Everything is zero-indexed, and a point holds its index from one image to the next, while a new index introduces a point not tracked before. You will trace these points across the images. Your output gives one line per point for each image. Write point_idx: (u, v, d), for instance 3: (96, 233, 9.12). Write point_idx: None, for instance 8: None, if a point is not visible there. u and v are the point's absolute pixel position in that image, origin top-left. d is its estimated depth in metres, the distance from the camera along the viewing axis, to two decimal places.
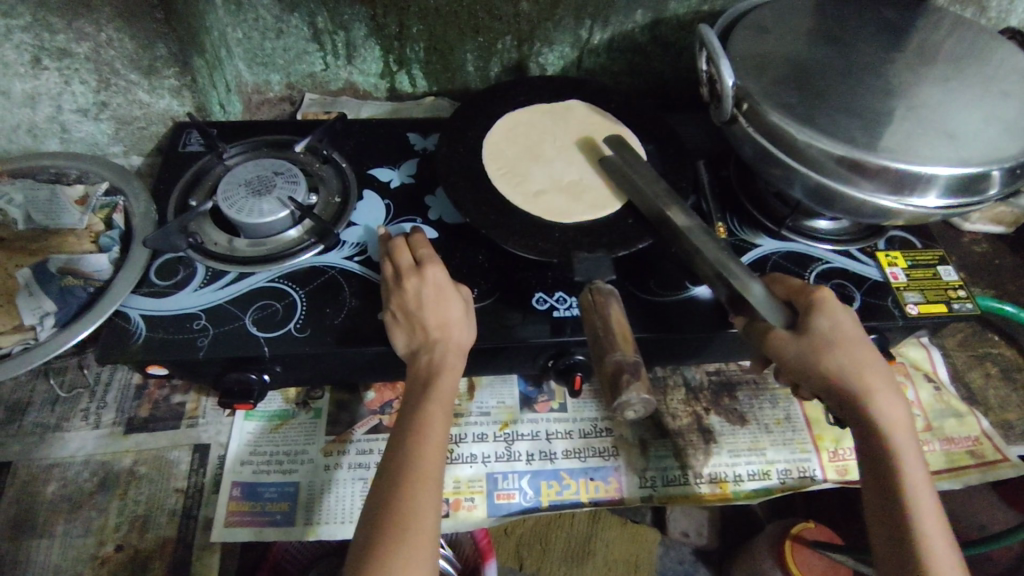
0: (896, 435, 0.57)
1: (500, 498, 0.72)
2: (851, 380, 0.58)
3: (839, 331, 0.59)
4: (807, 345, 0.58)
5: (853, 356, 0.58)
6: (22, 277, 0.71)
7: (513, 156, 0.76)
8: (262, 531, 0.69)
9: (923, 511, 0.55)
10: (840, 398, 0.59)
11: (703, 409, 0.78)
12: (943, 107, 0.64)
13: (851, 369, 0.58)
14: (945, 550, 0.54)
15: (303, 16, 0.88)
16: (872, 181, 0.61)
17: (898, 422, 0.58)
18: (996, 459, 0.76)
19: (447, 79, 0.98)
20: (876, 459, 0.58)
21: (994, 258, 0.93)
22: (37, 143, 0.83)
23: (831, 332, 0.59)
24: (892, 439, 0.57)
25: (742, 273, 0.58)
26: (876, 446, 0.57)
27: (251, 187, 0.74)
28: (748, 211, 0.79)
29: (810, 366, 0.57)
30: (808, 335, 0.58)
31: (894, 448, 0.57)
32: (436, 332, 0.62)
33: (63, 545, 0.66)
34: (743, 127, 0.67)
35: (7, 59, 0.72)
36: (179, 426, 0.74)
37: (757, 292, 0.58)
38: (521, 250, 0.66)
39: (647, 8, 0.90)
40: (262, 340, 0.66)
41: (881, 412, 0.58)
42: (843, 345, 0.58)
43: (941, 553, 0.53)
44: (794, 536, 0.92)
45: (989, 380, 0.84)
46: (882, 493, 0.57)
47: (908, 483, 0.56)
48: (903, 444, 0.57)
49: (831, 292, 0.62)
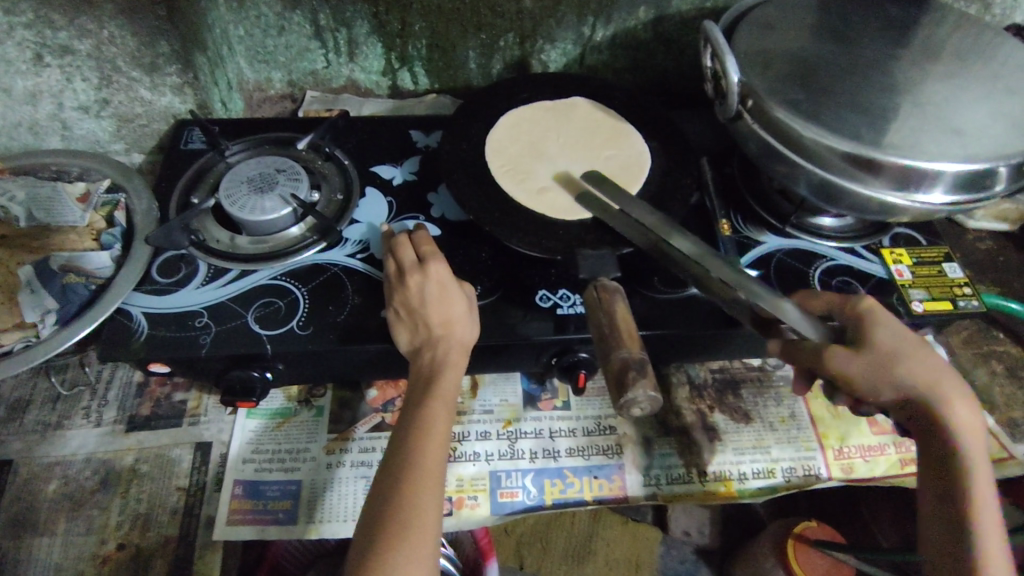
0: (970, 447, 0.56)
1: (504, 497, 0.72)
2: (923, 392, 0.56)
3: (903, 342, 0.57)
4: (873, 360, 0.56)
5: (924, 367, 0.56)
6: (22, 274, 0.70)
7: (516, 153, 0.76)
8: (265, 530, 0.68)
9: (990, 523, 0.55)
10: (911, 410, 0.57)
11: (707, 407, 0.78)
12: (949, 103, 0.64)
13: (923, 381, 0.56)
14: (998, 548, 0.55)
15: (305, 13, 0.88)
16: (878, 178, 0.60)
17: (973, 434, 0.56)
18: (1003, 457, 0.76)
19: (449, 76, 0.98)
20: (945, 471, 0.57)
21: (998, 255, 0.92)
22: (38, 140, 0.83)
23: (899, 342, 0.57)
24: (965, 450, 0.56)
25: (770, 294, 0.54)
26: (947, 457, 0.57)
27: (253, 184, 0.73)
28: (752, 208, 0.79)
29: (880, 381, 0.56)
30: (874, 349, 0.57)
31: (966, 460, 0.56)
32: (439, 330, 0.62)
33: (65, 544, 0.66)
34: (748, 124, 0.66)
35: (9, 57, 0.72)
36: (181, 424, 0.74)
37: (790, 310, 0.55)
38: (525, 248, 0.66)
39: (650, 4, 0.90)
40: (264, 338, 0.66)
41: (955, 424, 0.56)
42: (913, 356, 0.56)
43: (994, 551, 0.54)
44: (797, 536, 0.91)
45: (994, 377, 0.84)
46: (947, 504, 0.57)
47: (976, 495, 0.56)
48: (977, 455, 0.56)
49: (880, 302, 0.61)
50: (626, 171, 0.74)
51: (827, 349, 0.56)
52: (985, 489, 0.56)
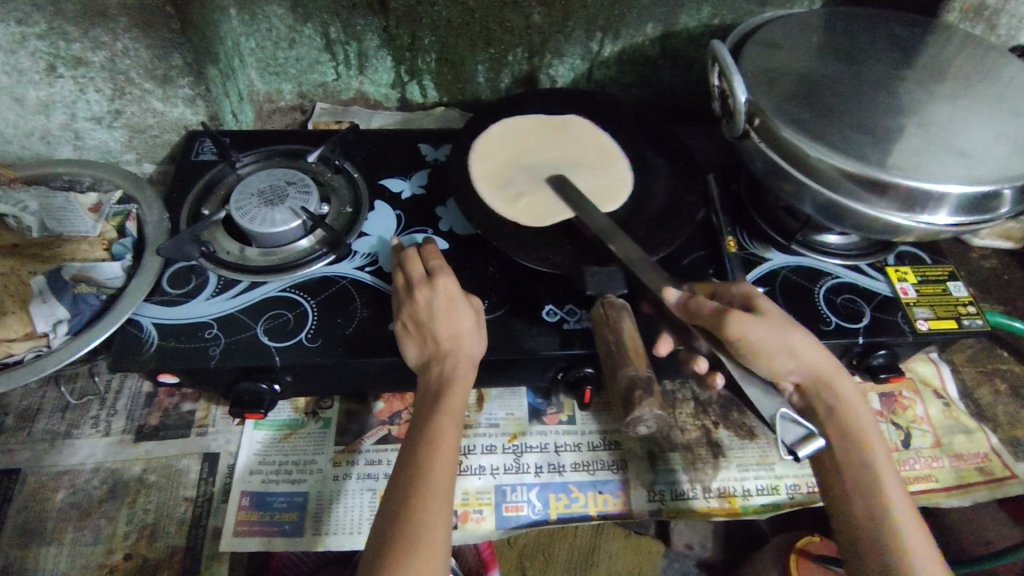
0: (856, 414, 0.60)
1: (508, 511, 0.72)
2: (813, 362, 0.61)
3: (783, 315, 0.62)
4: (767, 319, 0.60)
5: (811, 342, 0.61)
6: (35, 284, 0.70)
7: (504, 158, 0.77)
8: (271, 541, 0.69)
9: (888, 476, 0.58)
10: (812, 382, 0.61)
11: (711, 423, 0.78)
12: (955, 125, 0.64)
13: (816, 355, 0.61)
14: (902, 497, 0.57)
15: (316, 27, 0.89)
16: (883, 199, 0.61)
17: (859, 405, 0.61)
18: (1005, 476, 0.77)
19: (458, 89, 0.99)
20: (847, 454, 0.60)
21: (1002, 274, 0.93)
22: (50, 150, 0.84)
23: (779, 315, 0.62)
24: (855, 422, 0.60)
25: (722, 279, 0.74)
26: (843, 428, 0.60)
27: (264, 197, 0.74)
28: (758, 224, 0.79)
29: (776, 340, 0.59)
30: (766, 314, 0.61)
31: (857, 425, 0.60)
32: (447, 344, 0.63)
33: (72, 553, 0.67)
34: (755, 142, 0.67)
35: (23, 67, 0.73)
36: (189, 434, 0.74)
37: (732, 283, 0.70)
38: (532, 263, 0.66)
39: (657, 21, 0.91)
40: (273, 351, 0.66)
41: (844, 396, 0.61)
42: (796, 326, 0.61)
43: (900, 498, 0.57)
44: (800, 552, 0.88)
45: (998, 396, 0.84)
46: (854, 472, 0.59)
47: (875, 459, 0.59)
48: (872, 437, 0.60)
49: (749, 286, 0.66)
50: (606, 193, 0.74)
51: (726, 313, 0.57)
52: (887, 470, 0.58)
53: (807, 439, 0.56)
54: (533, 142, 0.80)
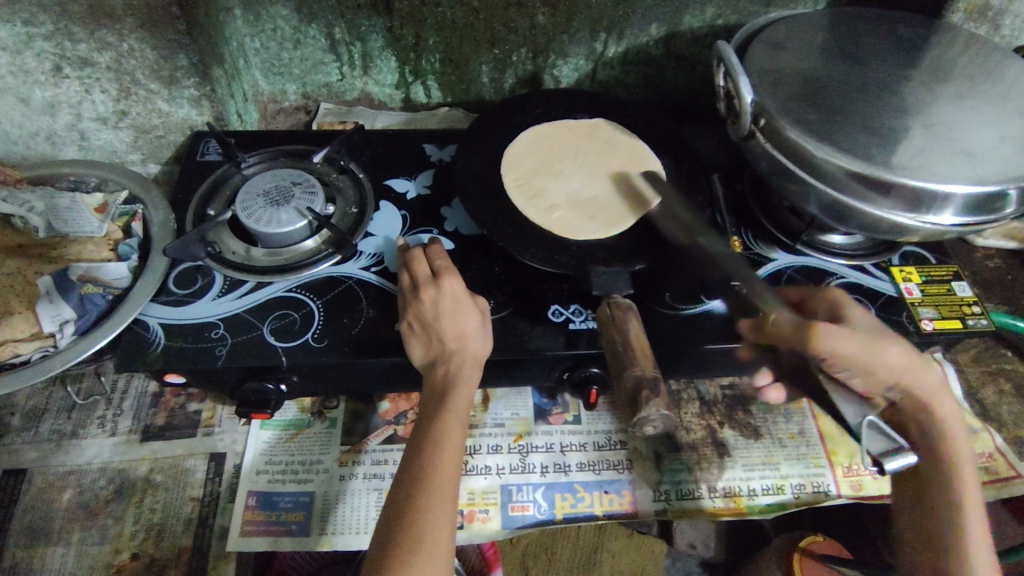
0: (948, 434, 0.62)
1: (514, 511, 0.72)
2: (904, 378, 0.61)
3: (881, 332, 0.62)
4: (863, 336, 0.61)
5: (909, 357, 0.62)
6: (41, 284, 0.70)
7: (532, 168, 0.77)
8: (278, 541, 0.69)
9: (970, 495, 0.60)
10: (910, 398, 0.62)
11: (716, 423, 0.78)
12: (961, 125, 0.64)
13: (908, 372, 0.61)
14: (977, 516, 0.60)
15: (321, 28, 0.89)
16: (888, 199, 0.61)
17: (955, 425, 0.62)
18: (1010, 475, 0.77)
19: (462, 89, 0.99)
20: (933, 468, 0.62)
21: (1006, 274, 0.93)
22: (55, 151, 0.84)
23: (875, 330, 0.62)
24: (947, 442, 0.62)
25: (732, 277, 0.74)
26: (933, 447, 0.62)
27: (270, 197, 0.74)
28: (762, 224, 0.80)
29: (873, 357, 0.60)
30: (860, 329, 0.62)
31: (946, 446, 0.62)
32: (452, 344, 0.63)
33: (79, 553, 0.67)
34: (760, 143, 0.67)
35: (28, 67, 0.73)
36: (195, 435, 0.75)
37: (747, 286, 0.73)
38: (538, 263, 0.66)
39: (661, 21, 0.91)
40: (280, 351, 0.66)
41: (940, 414, 0.62)
42: (894, 340, 0.62)
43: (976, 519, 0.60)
44: (804, 552, 0.88)
45: (1002, 396, 0.84)
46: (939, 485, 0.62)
47: (959, 477, 0.61)
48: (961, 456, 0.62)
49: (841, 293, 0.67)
50: (632, 202, 0.74)
51: (815, 327, 0.58)
52: (969, 491, 0.60)
53: (895, 452, 0.57)
54: (558, 151, 0.80)
